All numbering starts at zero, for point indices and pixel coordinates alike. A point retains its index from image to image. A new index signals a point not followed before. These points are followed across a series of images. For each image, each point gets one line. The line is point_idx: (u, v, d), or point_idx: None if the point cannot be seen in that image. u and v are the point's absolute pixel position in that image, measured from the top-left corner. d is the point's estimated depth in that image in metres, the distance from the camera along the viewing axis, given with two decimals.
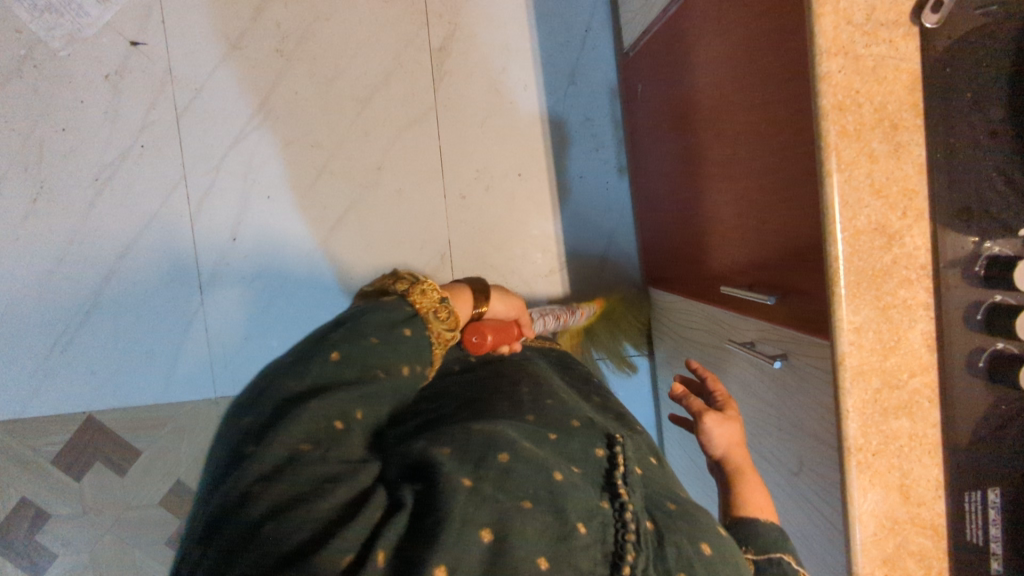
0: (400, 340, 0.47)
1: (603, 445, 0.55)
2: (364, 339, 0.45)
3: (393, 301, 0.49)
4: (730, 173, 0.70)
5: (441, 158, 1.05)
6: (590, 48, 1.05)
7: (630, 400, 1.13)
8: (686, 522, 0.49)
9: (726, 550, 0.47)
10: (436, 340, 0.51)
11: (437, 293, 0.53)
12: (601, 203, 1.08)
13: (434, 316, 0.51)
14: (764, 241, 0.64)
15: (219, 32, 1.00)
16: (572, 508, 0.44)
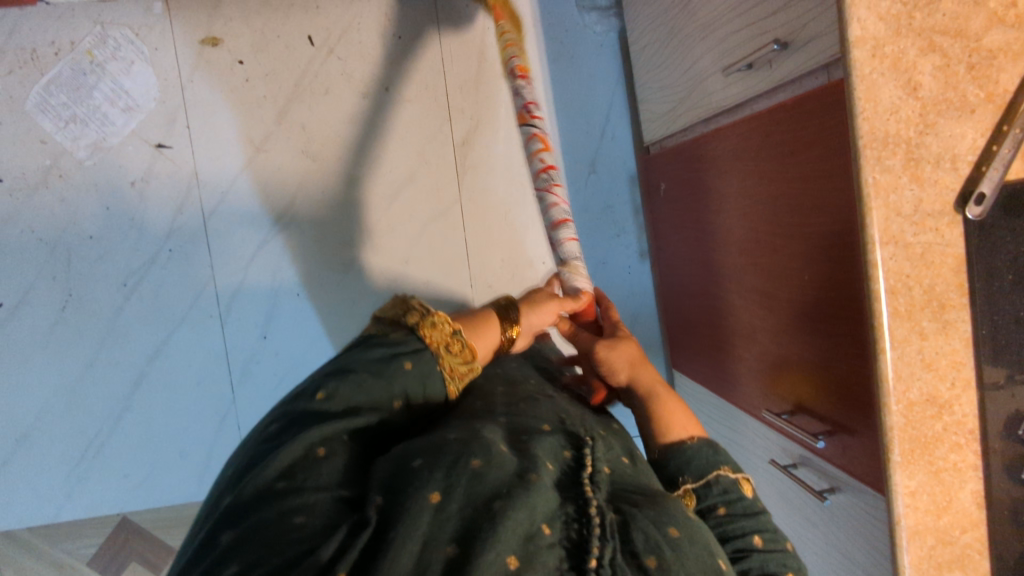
0: (397, 371, 0.51)
1: (574, 443, 0.53)
2: (348, 374, 0.49)
3: (400, 337, 0.53)
4: (763, 298, 0.73)
5: (466, 249, 1.07)
6: (609, 138, 1.08)
7: None
8: (651, 508, 0.46)
9: (696, 536, 0.44)
10: (449, 374, 0.54)
11: (448, 326, 0.55)
12: (623, 286, 1.10)
13: (446, 350, 0.54)
14: (804, 377, 0.66)
15: (245, 134, 1.01)
16: (539, 507, 0.43)
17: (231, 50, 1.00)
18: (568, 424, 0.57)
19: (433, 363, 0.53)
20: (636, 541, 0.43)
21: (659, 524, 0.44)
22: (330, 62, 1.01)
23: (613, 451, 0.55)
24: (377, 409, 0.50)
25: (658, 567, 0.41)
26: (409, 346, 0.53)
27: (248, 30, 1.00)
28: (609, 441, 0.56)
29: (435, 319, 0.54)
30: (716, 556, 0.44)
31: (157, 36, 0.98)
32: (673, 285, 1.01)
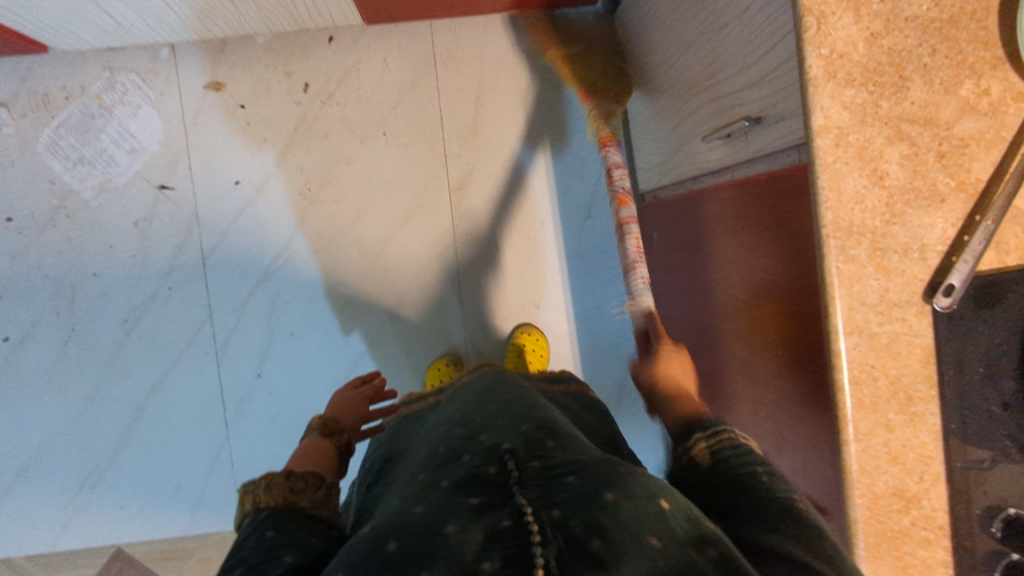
0: (268, 537, 0.45)
1: (492, 453, 0.47)
2: (230, 573, 0.42)
3: (250, 520, 0.48)
4: (747, 361, 0.71)
5: (461, 293, 1.07)
6: (605, 183, 1.07)
7: None
8: (588, 486, 0.41)
9: (634, 492, 0.40)
10: (314, 510, 0.50)
11: (278, 476, 0.52)
12: (618, 332, 1.10)
13: (294, 493, 0.50)
14: (782, 447, 0.65)
15: (245, 177, 1.03)
16: (468, 550, 0.36)
17: (233, 95, 1.02)
18: (484, 434, 0.51)
19: (296, 504, 0.49)
20: (570, 525, 0.38)
21: (589, 499, 0.40)
22: (329, 106, 1.03)
23: (532, 441, 0.49)
24: (275, 560, 0.42)
25: (604, 548, 0.36)
26: (263, 518, 0.47)
27: (251, 76, 1.02)
28: (530, 433, 0.51)
29: (266, 483, 0.50)
30: (656, 498, 0.40)
31: (162, 82, 1.01)
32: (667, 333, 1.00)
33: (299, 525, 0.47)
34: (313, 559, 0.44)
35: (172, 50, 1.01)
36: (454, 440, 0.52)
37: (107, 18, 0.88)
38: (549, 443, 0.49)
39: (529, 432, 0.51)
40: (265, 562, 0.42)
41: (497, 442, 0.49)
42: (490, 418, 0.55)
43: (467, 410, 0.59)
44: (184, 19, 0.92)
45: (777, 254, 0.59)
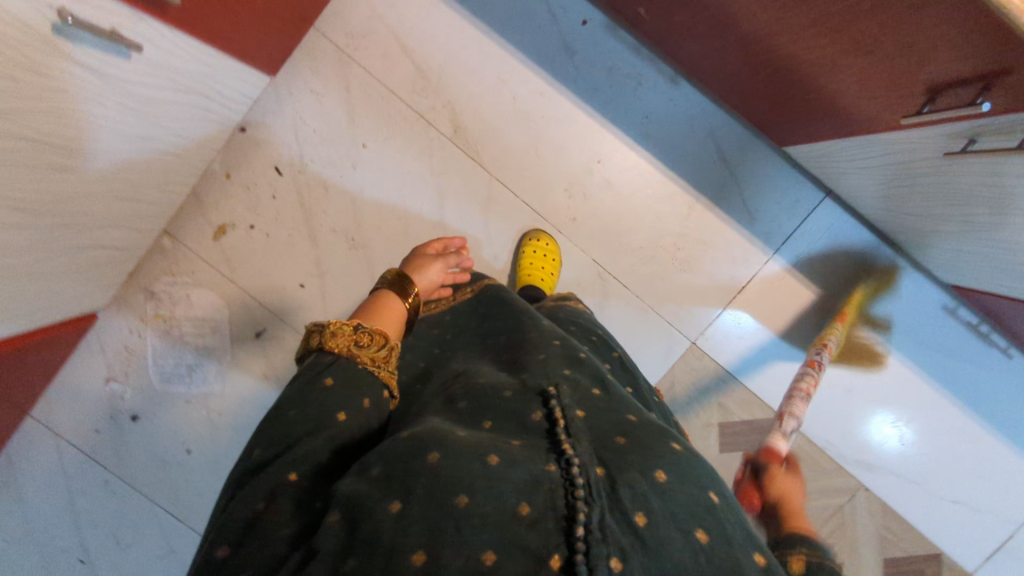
0: (324, 390, 0.52)
1: (541, 398, 0.52)
2: (285, 415, 0.50)
3: (314, 362, 0.55)
4: (810, 22, 0.67)
5: (533, 205, 1.05)
6: (560, 12, 1.00)
7: (843, 248, 1.06)
8: (636, 456, 0.45)
9: (684, 480, 0.44)
10: (373, 364, 0.56)
11: (349, 326, 0.57)
12: (680, 121, 1.02)
13: (358, 347, 0.56)
14: (901, 56, 0.61)
15: (304, 272, 1.05)
16: (510, 491, 0.41)
17: (239, 223, 1.04)
18: (541, 382, 0.55)
19: (355, 358, 0.55)
20: (620, 494, 0.41)
21: (642, 471, 0.43)
22: (310, 166, 1.03)
23: (588, 401, 0.53)
24: (330, 421, 0.50)
25: (648, 523, 0.40)
26: (326, 363, 0.55)
27: (236, 199, 1.03)
28: (583, 391, 0.54)
29: (333, 330, 0.56)
30: (706, 491, 0.44)
31: (185, 263, 1.05)
32: (717, 79, 0.93)
33: (357, 375, 0.54)
34: (359, 423, 0.52)
35: (169, 233, 1.04)
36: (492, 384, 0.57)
37: (115, 247, 0.92)
38: (600, 403, 0.53)
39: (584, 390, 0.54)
40: (323, 417, 0.50)
41: (548, 392, 0.53)
42: (547, 364, 0.58)
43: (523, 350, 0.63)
44: (161, 201, 0.95)
45: None
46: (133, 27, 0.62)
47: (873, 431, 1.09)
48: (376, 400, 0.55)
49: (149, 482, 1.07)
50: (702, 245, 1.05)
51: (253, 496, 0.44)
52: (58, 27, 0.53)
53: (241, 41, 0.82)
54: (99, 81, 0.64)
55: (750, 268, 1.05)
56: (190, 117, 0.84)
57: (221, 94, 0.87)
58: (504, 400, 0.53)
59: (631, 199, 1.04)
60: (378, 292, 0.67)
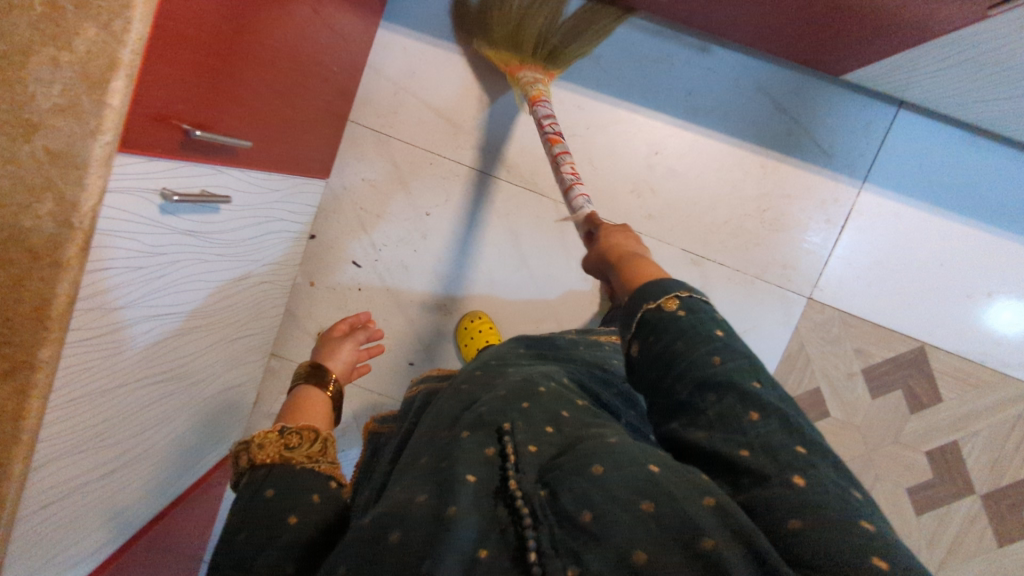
0: (272, 499, 0.46)
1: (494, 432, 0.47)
2: (236, 539, 0.44)
3: (248, 482, 0.49)
4: None
5: (605, 216, 1.04)
6: None
7: (936, 150, 0.99)
8: (570, 459, 0.43)
9: (622, 463, 0.41)
10: (313, 462, 0.51)
11: (273, 433, 0.51)
12: (723, 85, 0.99)
13: (290, 450, 0.51)
14: None
15: (410, 350, 1.07)
16: (467, 542, 0.37)
17: (335, 325, 1.06)
18: (485, 410, 0.51)
19: (289, 459, 0.50)
20: (564, 504, 0.39)
21: (580, 471, 0.41)
22: (383, 251, 1.05)
23: (536, 425, 0.49)
24: (284, 522, 0.44)
25: (594, 518, 0.38)
26: (262, 478, 0.49)
27: (326, 303, 1.06)
28: (534, 412, 0.51)
29: (257, 439, 0.51)
30: (642, 463, 0.41)
31: None
32: (753, 35, 0.91)
33: (296, 476, 0.48)
34: (319, 518, 0.46)
35: (275, 355, 1.07)
36: (440, 423, 0.53)
37: (236, 384, 0.95)
38: (548, 421, 0.50)
39: (530, 409, 0.51)
40: (273, 526, 0.44)
41: (494, 420, 0.49)
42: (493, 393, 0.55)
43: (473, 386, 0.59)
44: (268, 326, 0.99)
45: None
46: (218, 182, 0.64)
47: (993, 325, 1.02)
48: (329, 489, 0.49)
49: None
50: (787, 198, 1.01)
51: None
52: (163, 206, 0.56)
53: (299, 158, 0.84)
54: (202, 241, 0.66)
55: (842, 205, 1.01)
56: (272, 244, 0.86)
57: (292, 213, 0.89)
58: (448, 435, 0.49)
59: (701, 178, 1.02)
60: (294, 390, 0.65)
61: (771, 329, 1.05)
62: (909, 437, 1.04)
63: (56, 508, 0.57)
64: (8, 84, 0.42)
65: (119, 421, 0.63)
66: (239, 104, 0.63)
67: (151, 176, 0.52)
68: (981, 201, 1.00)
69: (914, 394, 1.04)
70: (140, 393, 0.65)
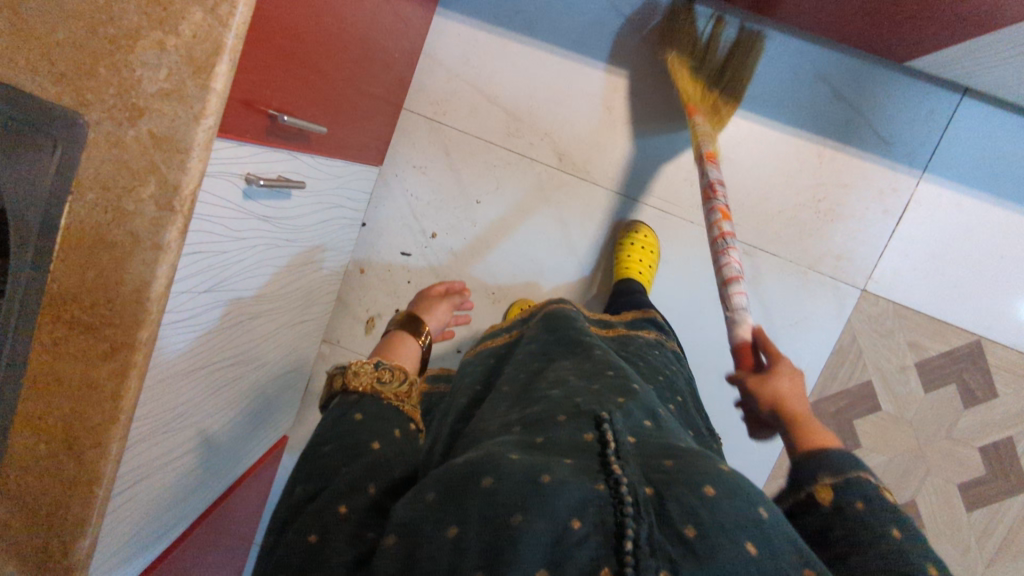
0: (358, 420, 0.50)
1: (594, 421, 0.45)
2: (323, 446, 0.48)
3: (339, 402, 0.53)
4: None
5: (657, 206, 1.03)
6: (630, 9, 0.98)
7: (1002, 140, 0.97)
8: (681, 470, 0.39)
9: (735, 488, 0.38)
10: (397, 399, 0.54)
11: (369, 363, 0.55)
12: (783, 73, 0.98)
13: (380, 383, 0.54)
14: None
15: (458, 338, 1.07)
16: (561, 501, 0.35)
17: (384, 312, 1.07)
18: (585, 404, 0.48)
19: (381, 393, 0.53)
20: (669, 510, 0.36)
21: (689, 484, 0.38)
22: (433, 239, 1.05)
23: (633, 420, 0.47)
24: (365, 445, 0.47)
25: (698, 536, 0.34)
26: (352, 401, 0.53)
27: (377, 290, 1.06)
28: (635, 416, 0.47)
29: (354, 368, 0.55)
30: (757, 505, 0.37)
31: (347, 362, 1.08)
32: (817, 21, 0.90)
33: (384, 409, 0.52)
34: (398, 451, 0.49)
35: (326, 340, 1.08)
36: (534, 403, 0.51)
37: (293, 367, 0.96)
38: (648, 429, 0.46)
39: (629, 408, 0.48)
40: (356, 448, 0.47)
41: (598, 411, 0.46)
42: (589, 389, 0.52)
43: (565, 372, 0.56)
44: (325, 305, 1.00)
45: None
46: (293, 168, 0.64)
47: None
48: (405, 430, 0.52)
49: None
50: (844, 188, 1.00)
51: (299, 533, 0.41)
52: (246, 190, 0.56)
53: (361, 144, 0.84)
54: (275, 226, 0.66)
55: (901, 195, 0.99)
56: (331, 230, 0.87)
57: (350, 199, 0.89)
58: (547, 419, 0.47)
59: (756, 168, 1.00)
60: (390, 333, 0.69)
61: (823, 321, 1.03)
62: (961, 432, 1.02)
63: (140, 486, 0.58)
64: (117, 69, 0.43)
65: (195, 402, 0.64)
66: (315, 91, 0.63)
67: (239, 161, 0.53)
68: None
69: (968, 388, 1.02)
70: (213, 375, 0.66)
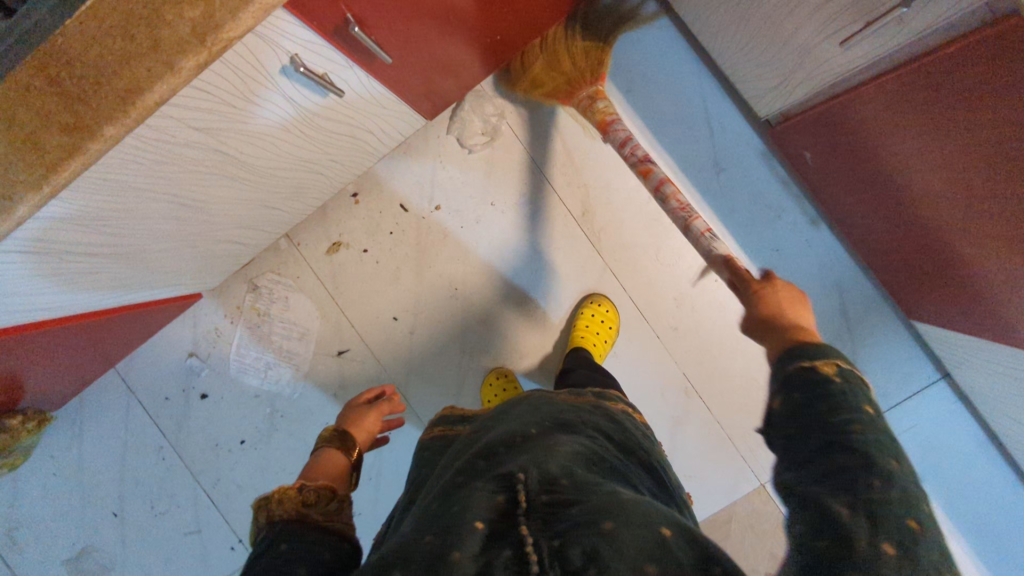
0: (273, 552, 0.48)
1: (503, 477, 0.46)
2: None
3: (262, 534, 0.51)
4: (1003, 242, 0.66)
5: (637, 305, 1.04)
6: (720, 128, 1.01)
7: (947, 431, 1.00)
8: (579, 507, 0.41)
9: (631, 518, 0.40)
10: (323, 520, 0.54)
11: (291, 489, 0.56)
12: (810, 262, 1.00)
13: (306, 506, 0.54)
14: None
15: (400, 306, 1.07)
16: None
17: (354, 245, 1.06)
18: (498, 460, 0.49)
19: (308, 516, 0.53)
20: (566, 553, 0.38)
21: (591, 527, 0.39)
22: (433, 209, 1.05)
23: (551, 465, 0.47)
24: (289, 573, 0.45)
25: None
26: (275, 529, 0.51)
27: (359, 223, 1.06)
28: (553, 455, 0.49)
29: (276, 496, 0.54)
30: (655, 526, 0.39)
31: (293, 266, 1.08)
32: (861, 237, 0.92)
33: (306, 530, 0.51)
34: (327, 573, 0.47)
35: (288, 236, 1.07)
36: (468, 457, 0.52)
37: (242, 242, 0.95)
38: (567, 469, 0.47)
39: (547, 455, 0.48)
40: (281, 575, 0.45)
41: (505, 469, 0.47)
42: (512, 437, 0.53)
43: (496, 426, 0.57)
44: (302, 211, 1.01)
45: (998, 101, 0.54)
46: (342, 75, 0.65)
47: None
48: (339, 550, 0.51)
49: (197, 462, 1.08)
50: None
51: None
52: (285, 68, 0.56)
53: (422, 92, 0.85)
54: (295, 115, 0.66)
55: None
56: (347, 149, 0.87)
57: (381, 132, 0.89)
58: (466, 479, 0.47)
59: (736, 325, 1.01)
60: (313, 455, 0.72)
61: (712, 492, 1.03)
62: None
63: (23, 256, 0.56)
64: None
65: (125, 214, 0.62)
66: (404, 25, 0.65)
67: (296, 40, 0.53)
68: (964, 504, 0.99)
69: None
70: (153, 205, 0.65)
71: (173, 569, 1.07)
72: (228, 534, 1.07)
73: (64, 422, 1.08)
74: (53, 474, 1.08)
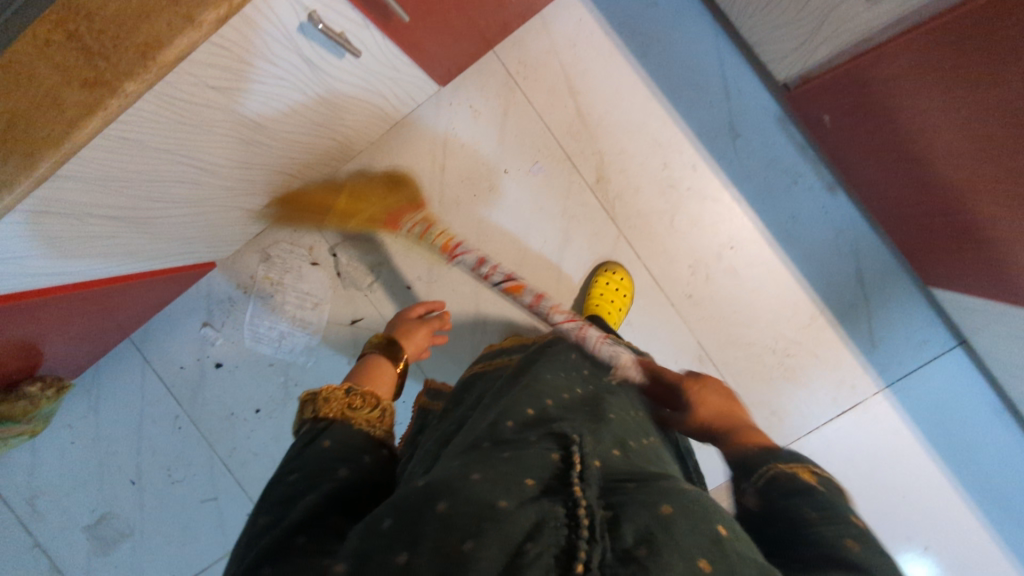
0: (314, 450, 0.49)
1: (560, 440, 0.46)
2: (286, 478, 0.46)
3: (306, 430, 0.52)
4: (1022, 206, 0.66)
5: (652, 273, 1.03)
6: (737, 94, 1.00)
7: (962, 398, 1.00)
8: (635, 486, 0.41)
9: (691, 511, 0.39)
10: (368, 426, 0.54)
11: (339, 391, 0.55)
12: (826, 229, 0.99)
13: (351, 410, 0.54)
14: None
15: (413, 274, 1.07)
16: (515, 532, 0.35)
17: None
18: (550, 423, 0.49)
19: (352, 419, 0.53)
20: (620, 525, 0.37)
21: (648, 506, 0.39)
22: (445, 176, 1.05)
23: (603, 446, 0.47)
24: (331, 472, 0.46)
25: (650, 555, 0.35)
26: (320, 428, 0.52)
27: None
28: (603, 437, 0.49)
29: (323, 396, 0.54)
30: (714, 522, 0.39)
31: (307, 235, 1.08)
32: (879, 203, 0.91)
33: (351, 434, 0.52)
34: (366, 477, 0.48)
35: None
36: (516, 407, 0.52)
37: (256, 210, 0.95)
38: (617, 456, 0.47)
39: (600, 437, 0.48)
40: (323, 473, 0.46)
41: (562, 432, 0.47)
42: (563, 409, 0.53)
43: (546, 385, 0.58)
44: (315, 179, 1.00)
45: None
46: (358, 35, 0.64)
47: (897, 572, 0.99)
48: (378, 457, 0.52)
49: (213, 430, 1.10)
50: (813, 358, 1.01)
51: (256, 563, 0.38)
52: (303, 26, 0.55)
53: (436, 56, 0.84)
54: (312, 77, 0.66)
55: (855, 394, 1.00)
56: (360, 115, 0.86)
57: (395, 97, 0.88)
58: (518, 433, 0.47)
59: (751, 293, 1.01)
60: (365, 359, 0.72)
61: None
62: None
63: (45, 218, 0.56)
64: None
65: (142, 177, 0.62)
66: None
67: None
68: (977, 470, 0.99)
69: None
70: (170, 168, 0.64)
71: (192, 534, 1.09)
72: (245, 500, 1.09)
73: (83, 390, 1.09)
74: (73, 442, 1.09)
